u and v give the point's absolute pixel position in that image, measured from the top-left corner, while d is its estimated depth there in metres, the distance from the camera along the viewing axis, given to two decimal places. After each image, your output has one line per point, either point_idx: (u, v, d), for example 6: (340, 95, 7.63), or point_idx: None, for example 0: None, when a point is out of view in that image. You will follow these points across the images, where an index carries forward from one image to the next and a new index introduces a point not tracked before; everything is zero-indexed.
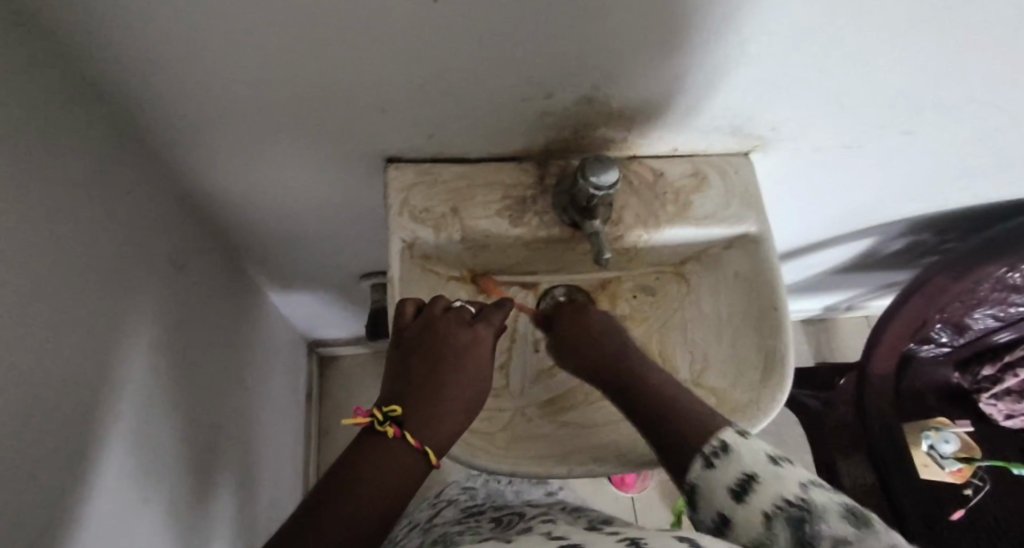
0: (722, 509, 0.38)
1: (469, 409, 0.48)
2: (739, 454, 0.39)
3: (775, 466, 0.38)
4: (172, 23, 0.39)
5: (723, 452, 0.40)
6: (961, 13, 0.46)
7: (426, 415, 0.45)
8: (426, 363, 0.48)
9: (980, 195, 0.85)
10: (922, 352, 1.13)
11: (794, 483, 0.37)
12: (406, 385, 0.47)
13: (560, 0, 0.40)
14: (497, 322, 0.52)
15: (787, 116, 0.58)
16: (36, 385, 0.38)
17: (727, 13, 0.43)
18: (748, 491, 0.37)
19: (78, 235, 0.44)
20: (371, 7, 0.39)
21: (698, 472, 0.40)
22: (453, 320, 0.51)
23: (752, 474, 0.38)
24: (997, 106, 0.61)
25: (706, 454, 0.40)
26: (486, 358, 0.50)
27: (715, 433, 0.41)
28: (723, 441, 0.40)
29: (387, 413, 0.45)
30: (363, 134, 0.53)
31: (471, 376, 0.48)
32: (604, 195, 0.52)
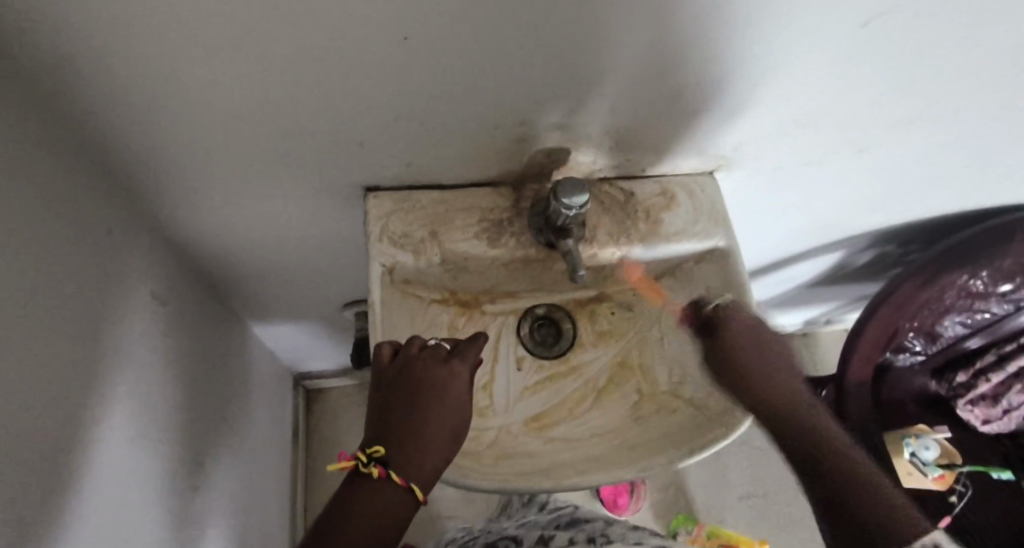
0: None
1: (453, 442, 0.49)
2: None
3: None
4: (152, 64, 0.41)
5: None
6: (896, 38, 0.50)
7: (410, 454, 0.46)
8: (406, 401, 0.49)
9: (935, 208, 0.90)
10: (899, 361, 1.13)
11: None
12: (389, 427, 0.48)
13: (525, 34, 0.43)
14: (473, 356, 0.54)
15: (747, 137, 0.61)
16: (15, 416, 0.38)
17: (683, 45, 0.47)
18: None
19: (57, 268, 0.44)
20: (346, 44, 0.41)
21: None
22: (430, 358, 0.52)
23: None
24: (938, 126, 0.66)
25: (913, 546, 0.43)
26: (464, 391, 0.51)
27: (913, 528, 0.44)
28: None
29: (371, 454, 0.46)
30: (340, 165, 0.55)
31: (452, 411, 0.50)
32: (577, 215, 0.55)
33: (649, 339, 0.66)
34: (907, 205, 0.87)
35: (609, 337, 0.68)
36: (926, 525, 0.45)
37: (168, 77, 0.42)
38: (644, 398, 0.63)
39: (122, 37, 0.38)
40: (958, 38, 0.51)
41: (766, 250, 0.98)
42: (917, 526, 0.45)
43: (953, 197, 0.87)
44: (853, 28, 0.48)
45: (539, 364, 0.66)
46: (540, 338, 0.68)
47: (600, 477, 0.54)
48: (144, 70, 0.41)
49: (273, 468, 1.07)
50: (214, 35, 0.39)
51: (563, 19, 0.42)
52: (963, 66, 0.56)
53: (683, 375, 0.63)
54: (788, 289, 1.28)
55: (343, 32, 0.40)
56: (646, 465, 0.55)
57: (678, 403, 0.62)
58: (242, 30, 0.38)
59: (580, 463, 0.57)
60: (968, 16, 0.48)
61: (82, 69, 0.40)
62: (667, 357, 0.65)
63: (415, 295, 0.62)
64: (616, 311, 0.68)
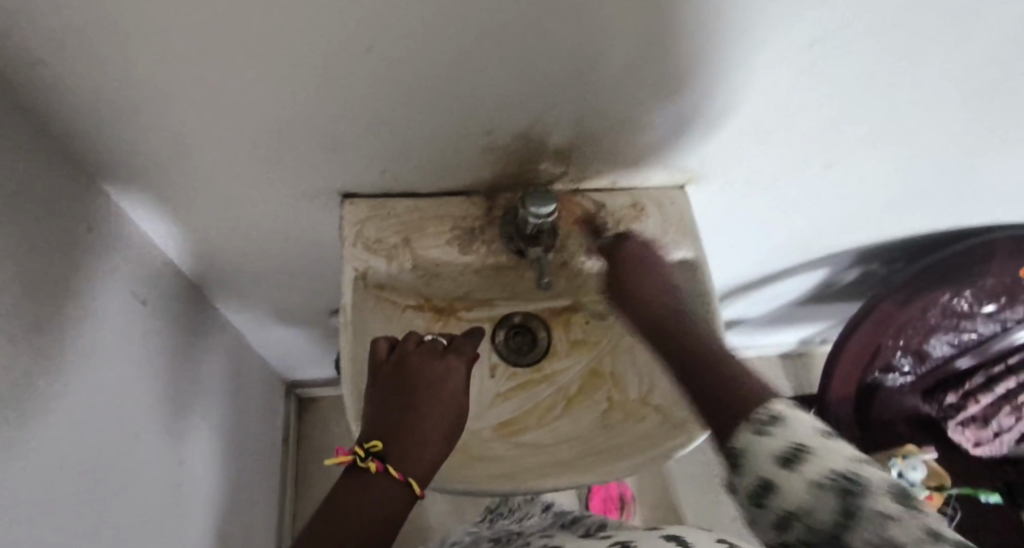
0: (768, 475, 0.37)
1: (449, 437, 0.50)
2: (792, 426, 0.38)
3: (824, 440, 0.37)
4: (131, 76, 0.43)
5: (777, 422, 0.39)
6: (848, 59, 0.52)
7: (407, 449, 0.47)
8: (403, 396, 0.50)
9: (909, 223, 0.92)
10: (889, 382, 1.10)
11: (847, 456, 0.36)
12: (385, 422, 0.49)
13: (485, 49, 0.45)
14: (468, 353, 0.55)
15: (713, 152, 0.63)
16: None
17: (639, 59, 0.49)
18: (798, 460, 0.36)
19: (37, 266, 0.46)
20: (314, 58, 0.43)
21: (746, 438, 0.39)
22: (425, 353, 0.53)
23: (803, 446, 0.37)
24: (901, 142, 0.68)
25: (755, 421, 0.39)
26: (459, 386, 0.52)
27: (761, 403, 0.40)
28: (776, 412, 0.39)
29: (369, 449, 0.46)
30: (318, 172, 0.57)
31: (447, 406, 0.51)
32: (543, 224, 0.57)
33: (621, 348, 0.68)
34: (882, 219, 0.89)
35: (583, 346, 0.69)
36: (770, 399, 0.41)
37: (146, 87, 0.44)
38: (612, 407, 0.64)
39: (100, 51, 0.40)
40: (910, 58, 0.53)
41: (748, 264, 0.99)
42: (762, 403, 0.41)
43: (927, 210, 0.88)
44: (804, 48, 0.50)
45: (512, 371, 0.67)
46: (514, 345, 0.69)
47: (560, 481, 0.54)
48: (123, 81, 0.44)
49: (261, 475, 1.08)
50: (187, 49, 0.41)
51: (519, 34, 0.45)
52: (918, 86, 0.57)
53: (652, 384, 0.64)
54: (778, 307, 1.28)
55: (310, 47, 0.42)
56: (606, 470, 0.56)
57: (645, 411, 0.63)
58: (212, 43, 0.41)
59: (544, 467, 0.58)
60: (916, 36, 0.50)
61: (65, 81, 0.43)
62: (637, 366, 0.66)
63: (391, 300, 0.63)
64: (590, 320, 0.69)
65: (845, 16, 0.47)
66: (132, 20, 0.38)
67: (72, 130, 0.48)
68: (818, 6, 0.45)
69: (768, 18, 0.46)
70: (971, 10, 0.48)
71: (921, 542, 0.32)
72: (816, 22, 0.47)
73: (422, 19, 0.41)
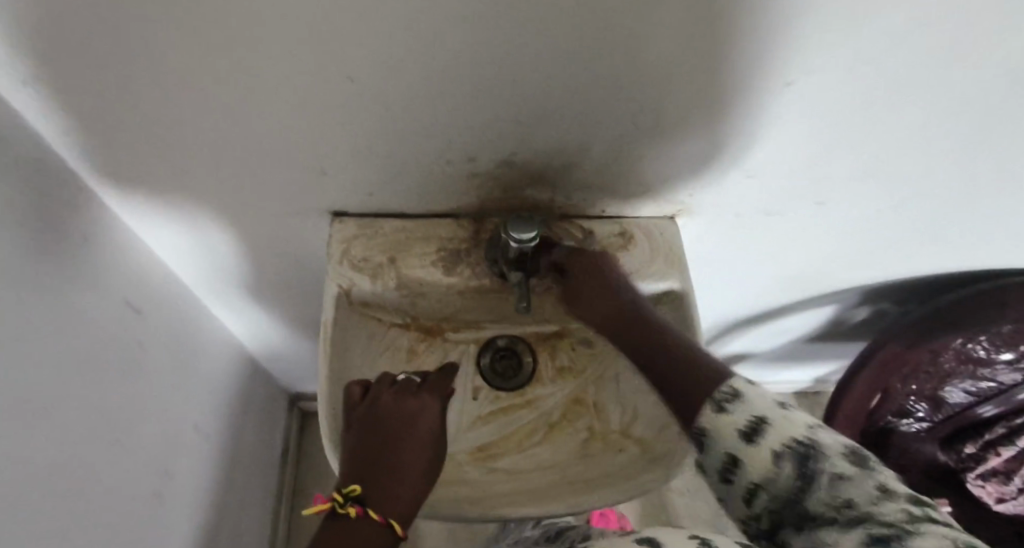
0: (731, 451, 0.39)
1: (426, 476, 0.51)
2: (750, 400, 0.40)
3: (783, 410, 0.39)
4: (128, 98, 0.46)
5: (735, 397, 0.40)
6: (827, 98, 0.52)
7: (385, 490, 0.48)
8: (380, 438, 0.50)
9: (918, 263, 0.91)
10: (903, 428, 1.03)
11: (804, 425, 0.38)
12: (362, 463, 0.49)
13: (462, 81, 0.47)
14: (442, 389, 0.56)
15: (701, 183, 0.64)
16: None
17: (616, 90, 0.51)
18: (760, 432, 0.38)
19: (34, 271, 0.49)
20: (298, 85, 0.46)
21: (707, 417, 0.41)
22: (398, 393, 0.54)
23: (762, 417, 0.39)
24: (895, 183, 0.68)
25: (715, 399, 0.41)
26: (435, 423, 0.53)
27: (721, 383, 0.42)
28: (734, 388, 0.41)
29: (347, 493, 0.47)
30: (308, 191, 0.59)
31: (423, 444, 0.51)
32: (525, 249, 0.58)
33: (605, 376, 0.67)
34: (886, 258, 0.88)
35: (568, 373, 0.68)
36: (727, 374, 0.43)
37: (139, 105, 0.47)
38: (593, 436, 0.64)
39: (93, 71, 0.43)
40: (894, 98, 0.53)
41: (749, 296, 0.98)
42: (720, 378, 0.42)
43: (933, 251, 0.87)
44: (779, 87, 0.51)
45: (495, 395, 0.67)
46: (500, 369, 0.68)
47: (528, 509, 0.55)
48: (118, 99, 0.46)
49: (256, 486, 1.09)
50: (178, 75, 0.44)
51: (494, 67, 0.46)
52: (904, 127, 0.58)
53: (634, 415, 0.64)
54: (786, 343, 1.26)
55: (293, 75, 0.45)
56: (578, 501, 0.56)
57: (625, 442, 0.63)
58: (199, 65, 0.43)
59: (516, 495, 0.58)
60: (898, 78, 0.51)
61: (63, 99, 0.45)
62: (621, 396, 0.66)
63: (377, 317, 0.64)
64: (577, 347, 0.69)
65: (822, 55, 0.47)
66: (123, 42, 0.40)
67: (71, 144, 0.51)
68: (793, 45, 0.46)
69: (743, 53, 0.47)
70: (950, 52, 0.48)
71: (876, 500, 0.34)
72: (792, 60, 0.47)
73: (398, 47, 0.43)
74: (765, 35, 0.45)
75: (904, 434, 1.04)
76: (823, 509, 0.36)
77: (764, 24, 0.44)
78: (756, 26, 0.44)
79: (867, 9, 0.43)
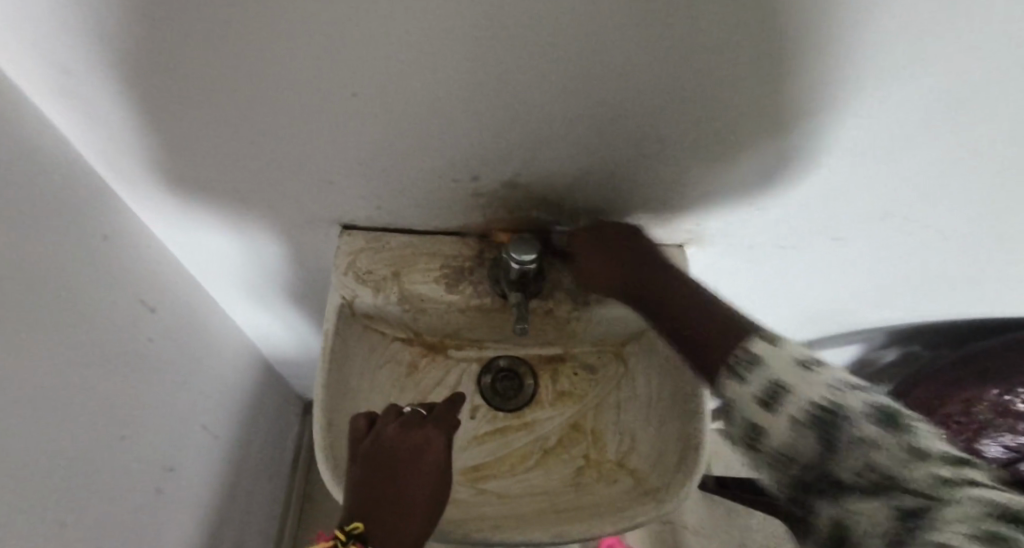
0: (753, 418, 0.41)
1: (431, 511, 0.50)
2: (770, 364, 0.41)
3: (805, 371, 0.40)
4: (147, 108, 0.49)
5: (753, 363, 0.42)
6: (836, 133, 0.52)
7: (389, 526, 0.48)
8: (385, 473, 0.50)
9: (946, 307, 0.87)
10: None
11: (823, 385, 0.39)
12: (367, 499, 0.49)
13: (464, 104, 0.49)
14: (447, 419, 0.56)
15: (709, 212, 0.64)
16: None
17: (618, 117, 0.51)
18: (779, 398, 0.40)
19: (54, 265, 0.52)
20: (305, 102, 0.48)
21: (732, 386, 0.43)
22: (405, 424, 0.54)
23: (780, 382, 0.40)
24: (917, 221, 0.66)
25: (737, 370, 0.43)
26: (441, 455, 0.53)
27: (740, 346, 0.44)
28: (752, 353, 0.43)
29: (351, 531, 0.46)
30: (318, 203, 0.62)
31: (429, 479, 0.52)
32: (526, 270, 0.58)
33: (606, 404, 0.67)
34: (912, 301, 0.85)
35: (568, 397, 0.68)
36: (750, 338, 0.44)
37: (157, 112, 0.49)
38: (589, 464, 0.64)
39: (115, 77, 0.46)
40: (907, 136, 0.53)
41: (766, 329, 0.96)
42: (744, 342, 0.44)
43: (963, 296, 0.84)
44: (788, 119, 0.50)
45: (493, 415, 0.67)
46: (500, 389, 0.68)
47: (514, 535, 0.54)
48: (138, 105, 0.49)
49: (263, 489, 1.10)
50: (191, 88, 0.47)
51: (494, 92, 0.48)
52: (922, 167, 0.57)
53: (633, 445, 0.64)
54: None
55: (298, 91, 0.47)
56: (565, 530, 0.55)
57: (622, 473, 0.63)
58: (212, 79, 0.45)
59: (505, 519, 0.57)
60: (911, 114, 0.50)
61: (87, 102, 0.48)
62: (621, 425, 0.65)
63: (379, 330, 0.65)
64: (578, 372, 0.69)
65: (830, 92, 0.47)
66: (141, 56, 0.43)
67: (96, 145, 0.54)
68: (798, 80, 0.46)
69: (748, 86, 0.47)
70: (963, 91, 0.47)
71: (902, 464, 0.35)
72: (798, 96, 0.47)
73: (401, 66, 0.44)
74: (770, 69, 0.45)
75: None
76: (847, 474, 0.37)
77: (768, 59, 0.44)
78: (761, 61, 0.44)
79: (874, 52, 0.43)
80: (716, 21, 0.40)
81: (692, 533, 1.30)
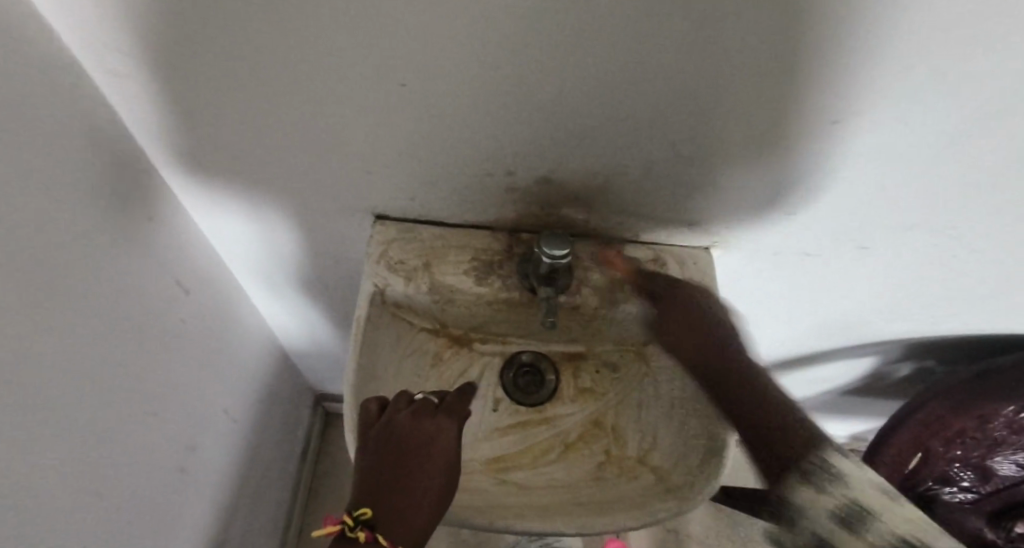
0: (826, 536, 0.38)
1: (441, 500, 0.51)
2: (853, 485, 0.38)
3: (896, 506, 0.37)
4: (194, 88, 0.50)
5: (835, 477, 0.39)
6: (866, 140, 0.52)
7: (397, 513, 0.48)
8: (396, 461, 0.51)
9: (966, 322, 0.88)
10: (946, 497, 0.93)
11: (917, 523, 0.36)
12: (375, 483, 0.50)
13: (503, 99, 0.50)
14: (457, 411, 0.57)
15: (736, 217, 0.65)
16: (8, 345, 0.44)
17: (653, 116, 0.52)
18: (862, 523, 0.37)
19: (93, 241, 0.53)
20: (348, 90, 0.49)
21: (801, 493, 0.40)
22: (416, 412, 0.55)
23: (869, 508, 0.37)
24: (945, 234, 0.66)
25: (811, 476, 0.40)
26: (452, 444, 0.54)
27: (816, 454, 0.41)
28: (836, 467, 0.39)
29: (359, 516, 0.47)
30: (354, 192, 0.63)
31: (440, 469, 0.52)
32: (556, 265, 0.59)
33: (627, 402, 0.68)
34: (931, 314, 0.86)
35: (590, 394, 0.69)
36: (832, 451, 0.41)
37: (206, 93, 0.51)
38: (609, 461, 0.65)
39: (165, 56, 0.47)
40: (941, 148, 0.53)
41: (782, 338, 0.96)
42: (821, 451, 0.41)
43: (985, 312, 0.84)
44: (826, 124, 0.51)
45: (514, 409, 0.68)
46: (522, 384, 0.69)
47: (535, 525, 0.55)
48: (189, 86, 0.50)
49: (274, 477, 1.11)
50: (241, 70, 0.48)
51: (535, 87, 0.48)
52: (953, 179, 0.57)
53: (653, 444, 0.64)
54: (821, 393, 1.22)
55: (343, 79, 0.48)
56: (584, 522, 0.56)
57: (642, 470, 0.63)
58: (260, 61, 0.46)
59: (528, 509, 0.58)
60: (944, 128, 0.51)
61: (136, 79, 0.50)
62: (642, 424, 0.66)
63: (406, 320, 0.66)
64: (600, 370, 0.70)
65: (864, 98, 0.47)
66: (194, 36, 0.44)
67: (144, 124, 0.55)
68: (836, 87, 0.46)
69: (786, 93, 0.48)
70: (1002, 104, 0.48)
71: None
72: (836, 102, 0.48)
73: (447, 59, 0.45)
74: (809, 73, 0.45)
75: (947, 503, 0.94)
76: None
77: (807, 64, 0.45)
78: (797, 68, 0.45)
79: (914, 59, 0.43)
80: (756, 27, 0.41)
81: (697, 543, 1.30)
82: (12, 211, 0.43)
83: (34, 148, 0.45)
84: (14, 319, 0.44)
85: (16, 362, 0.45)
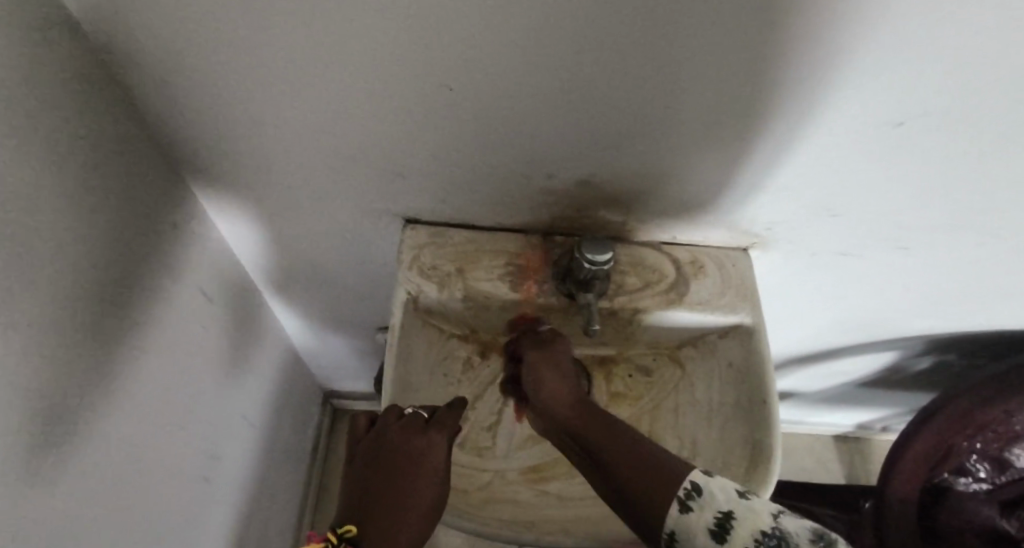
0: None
1: (426, 518, 0.50)
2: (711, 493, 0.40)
3: (745, 500, 0.40)
4: (223, 92, 0.47)
5: (696, 493, 0.40)
6: (924, 139, 0.50)
7: (382, 530, 0.47)
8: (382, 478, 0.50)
9: (992, 318, 0.86)
10: (960, 487, 0.94)
11: (767, 514, 0.39)
12: (363, 500, 0.50)
13: (549, 100, 0.47)
14: (450, 424, 0.55)
15: (777, 217, 0.63)
16: (29, 368, 0.41)
17: (705, 119, 0.49)
18: (726, 529, 0.39)
19: (113, 253, 0.51)
20: (387, 94, 0.46)
21: (675, 519, 0.41)
22: (406, 427, 0.53)
23: (728, 511, 0.39)
24: (986, 232, 0.65)
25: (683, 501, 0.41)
26: (443, 460, 0.52)
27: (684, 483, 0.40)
28: (695, 482, 0.41)
29: (342, 534, 0.47)
30: (383, 195, 0.60)
31: (428, 485, 0.51)
32: (597, 272, 0.57)
33: (664, 407, 0.67)
34: (959, 311, 0.84)
35: (624, 399, 0.68)
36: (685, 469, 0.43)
37: (234, 96, 0.48)
38: None
39: (193, 59, 0.44)
40: (997, 149, 0.51)
41: (807, 334, 0.95)
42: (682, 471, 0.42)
43: (1014, 308, 0.83)
44: (889, 126, 0.49)
45: None
46: None
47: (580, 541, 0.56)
48: (219, 88, 0.47)
49: (286, 478, 1.09)
50: (274, 75, 0.45)
51: (588, 89, 0.46)
52: (1002, 180, 0.56)
53: (693, 450, 0.64)
54: (838, 385, 1.21)
55: (383, 83, 0.45)
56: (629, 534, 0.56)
57: None
58: (296, 66, 0.44)
59: (564, 523, 0.59)
60: (1003, 127, 0.49)
61: (161, 82, 0.47)
62: (679, 429, 0.66)
63: (437, 326, 0.64)
64: (633, 374, 0.69)
65: (929, 98, 0.45)
66: (227, 40, 0.42)
67: (168, 127, 0.52)
68: (905, 89, 0.44)
69: (844, 93, 0.45)
70: None
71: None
72: (902, 103, 0.46)
73: (496, 60, 0.43)
74: (880, 76, 0.43)
75: (961, 494, 0.95)
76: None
77: (875, 67, 0.42)
78: (848, 70, 0.43)
79: (989, 58, 0.41)
80: (827, 29, 0.39)
81: None
82: (35, 226, 0.41)
83: (57, 158, 0.42)
84: (32, 338, 0.42)
85: (37, 384, 0.42)
